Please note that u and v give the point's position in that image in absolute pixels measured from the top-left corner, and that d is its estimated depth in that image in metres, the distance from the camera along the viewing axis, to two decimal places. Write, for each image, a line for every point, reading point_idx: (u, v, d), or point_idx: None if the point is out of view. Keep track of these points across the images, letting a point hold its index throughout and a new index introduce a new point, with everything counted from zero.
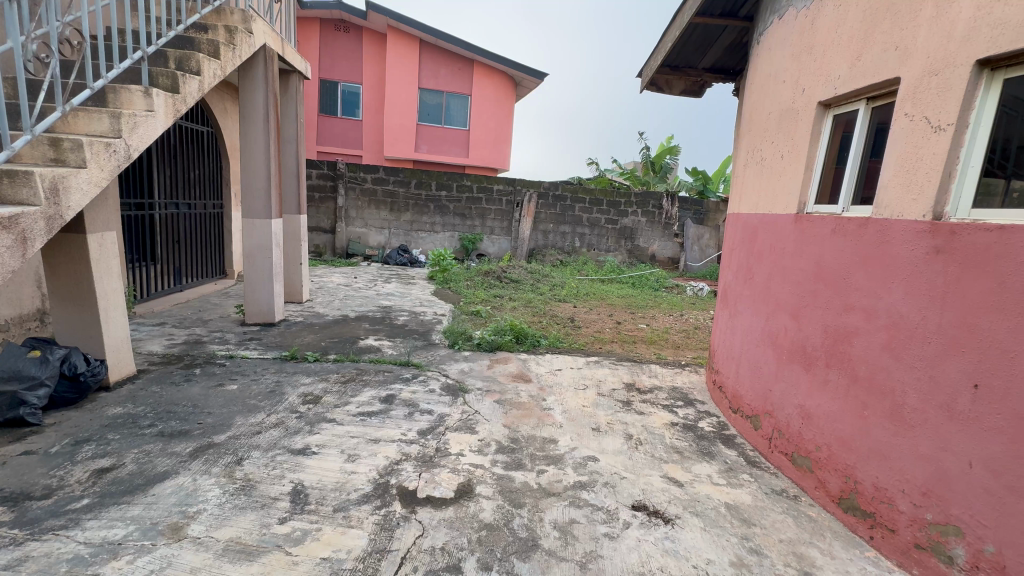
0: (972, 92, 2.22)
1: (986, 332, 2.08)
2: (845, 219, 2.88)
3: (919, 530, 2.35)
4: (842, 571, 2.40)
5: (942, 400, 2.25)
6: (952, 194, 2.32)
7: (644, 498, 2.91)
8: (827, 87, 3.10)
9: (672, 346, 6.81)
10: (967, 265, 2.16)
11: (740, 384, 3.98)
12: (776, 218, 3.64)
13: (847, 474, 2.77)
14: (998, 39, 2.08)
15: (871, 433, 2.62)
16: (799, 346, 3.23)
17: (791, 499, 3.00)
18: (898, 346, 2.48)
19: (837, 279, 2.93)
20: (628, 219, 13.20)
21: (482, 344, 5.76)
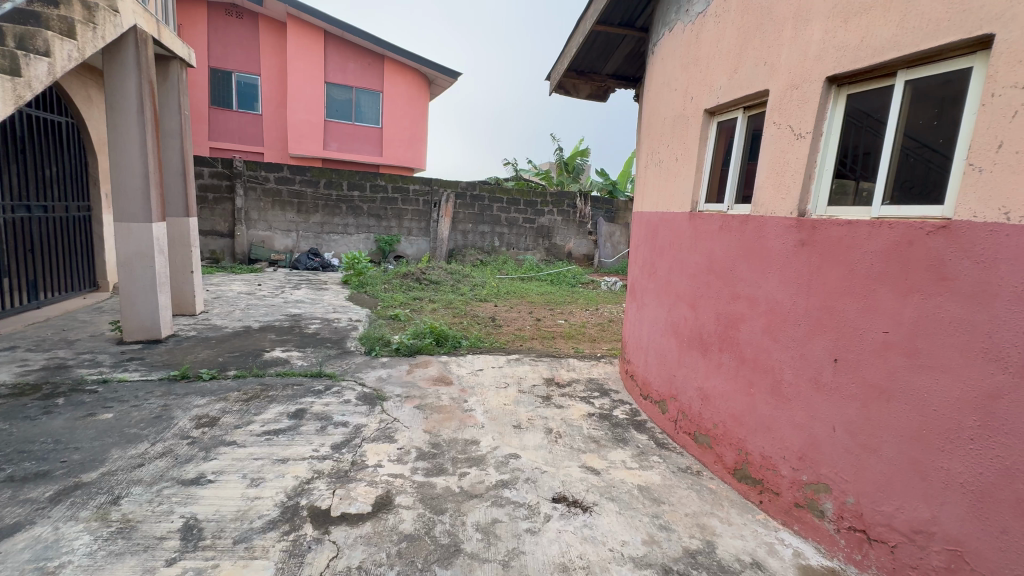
0: (825, 105, 2.55)
1: (842, 313, 2.41)
2: (730, 216, 3.18)
3: (797, 490, 2.67)
4: (738, 535, 2.65)
5: (810, 374, 2.57)
6: (812, 193, 2.65)
7: (563, 489, 3.00)
8: (712, 96, 3.41)
9: (588, 339, 7.11)
10: (825, 256, 2.49)
11: (649, 372, 4.24)
12: (673, 216, 3.93)
13: (739, 447, 3.06)
14: (842, 59, 2.42)
15: (757, 407, 2.92)
16: (696, 333, 3.51)
17: (694, 475, 3.25)
18: (775, 328, 2.79)
19: (724, 271, 3.22)
20: (544, 218, 13.56)
21: (401, 349, 5.59)
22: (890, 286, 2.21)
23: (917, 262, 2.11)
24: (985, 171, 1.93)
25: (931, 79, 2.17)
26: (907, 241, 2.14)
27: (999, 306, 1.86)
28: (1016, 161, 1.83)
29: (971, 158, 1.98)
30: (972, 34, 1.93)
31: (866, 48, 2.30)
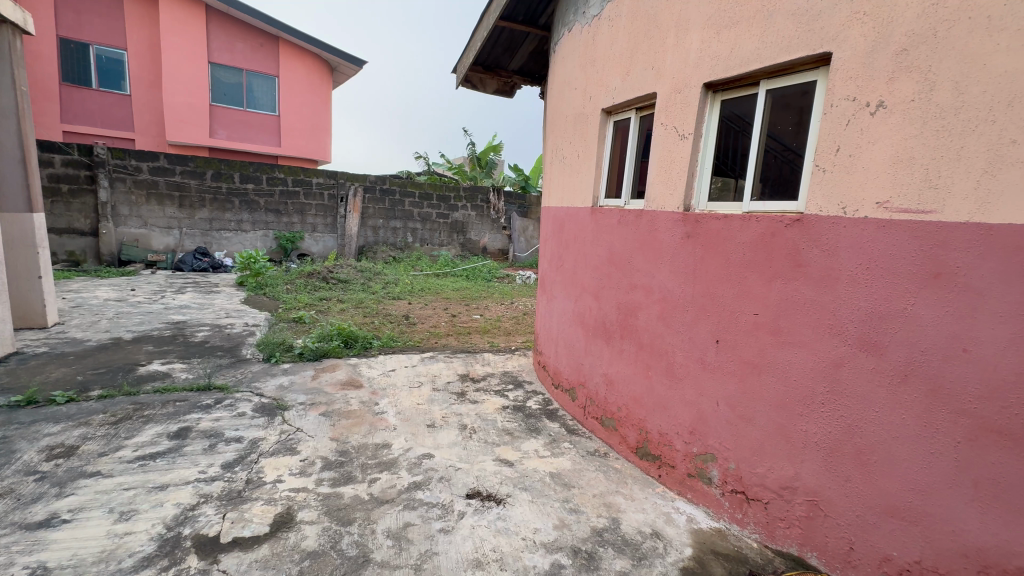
0: (703, 108, 2.79)
1: (721, 298, 2.67)
2: (626, 210, 3.37)
3: (689, 462, 2.92)
4: (640, 509, 2.84)
5: (698, 355, 2.82)
6: (695, 190, 2.89)
7: (477, 484, 3.00)
8: (607, 96, 3.58)
9: (503, 333, 7.19)
10: (707, 247, 2.73)
11: (559, 361, 4.39)
12: (577, 210, 4.08)
13: (640, 426, 3.27)
14: (716, 67, 2.66)
15: (654, 388, 3.14)
16: (600, 322, 3.69)
17: (601, 457, 3.42)
18: (667, 315, 3.02)
19: (623, 263, 3.41)
20: (458, 213, 13.45)
21: (305, 353, 5.22)
22: (758, 273, 2.49)
23: (779, 251, 2.40)
24: (827, 171, 2.24)
25: (786, 89, 2.47)
26: (771, 232, 2.42)
27: (841, 287, 2.19)
28: (850, 163, 2.15)
29: (817, 160, 2.28)
30: (816, 50, 2.23)
31: (735, 58, 2.56)
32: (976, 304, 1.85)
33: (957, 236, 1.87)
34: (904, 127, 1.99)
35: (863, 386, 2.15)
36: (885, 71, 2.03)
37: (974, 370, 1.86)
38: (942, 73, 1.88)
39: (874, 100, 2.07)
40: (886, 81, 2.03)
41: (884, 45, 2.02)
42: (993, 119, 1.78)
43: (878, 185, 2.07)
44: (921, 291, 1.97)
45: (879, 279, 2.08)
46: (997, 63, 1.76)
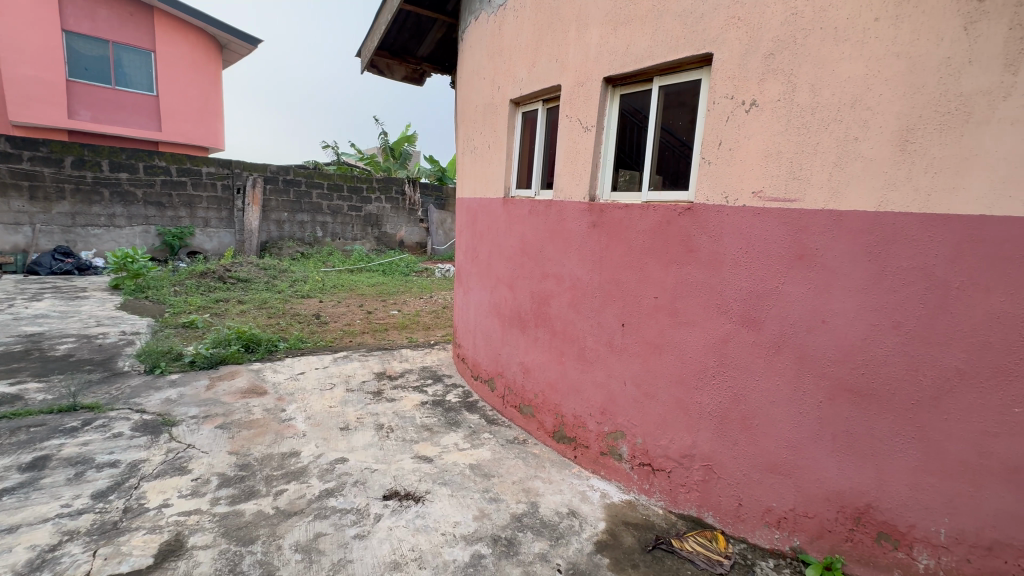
0: (605, 102, 2.91)
1: (625, 284, 2.82)
2: (536, 201, 3.43)
3: (601, 440, 3.07)
4: (557, 491, 2.93)
5: (606, 339, 2.96)
6: (599, 180, 3.00)
7: (395, 484, 2.91)
8: (514, 86, 3.60)
9: (422, 328, 7.05)
10: (611, 235, 2.87)
11: (477, 353, 4.39)
12: (489, 201, 4.08)
13: (556, 411, 3.37)
14: (614, 63, 2.78)
15: (568, 373, 3.26)
16: (515, 312, 3.74)
17: (520, 444, 3.48)
18: (578, 302, 3.12)
19: (535, 252, 3.48)
20: (372, 206, 12.89)
21: (197, 361, 4.70)
22: (656, 259, 2.65)
23: (673, 238, 2.57)
24: (712, 163, 2.43)
25: (676, 86, 2.65)
26: (666, 221, 2.59)
27: (726, 270, 2.41)
28: (731, 156, 2.36)
29: (703, 153, 2.47)
30: (701, 51, 2.41)
31: (631, 54, 2.69)
32: (831, 281, 2.15)
33: (816, 222, 2.16)
34: (773, 123, 2.22)
35: (746, 358, 2.39)
36: (757, 72, 2.25)
37: (831, 338, 2.18)
38: (801, 76, 2.14)
39: (748, 98, 2.29)
40: (758, 81, 2.25)
41: (756, 48, 2.24)
42: (840, 119, 2.07)
43: (754, 176, 2.30)
44: (790, 271, 2.24)
45: (756, 261, 2.32)
46: (842, 70, 2.05)
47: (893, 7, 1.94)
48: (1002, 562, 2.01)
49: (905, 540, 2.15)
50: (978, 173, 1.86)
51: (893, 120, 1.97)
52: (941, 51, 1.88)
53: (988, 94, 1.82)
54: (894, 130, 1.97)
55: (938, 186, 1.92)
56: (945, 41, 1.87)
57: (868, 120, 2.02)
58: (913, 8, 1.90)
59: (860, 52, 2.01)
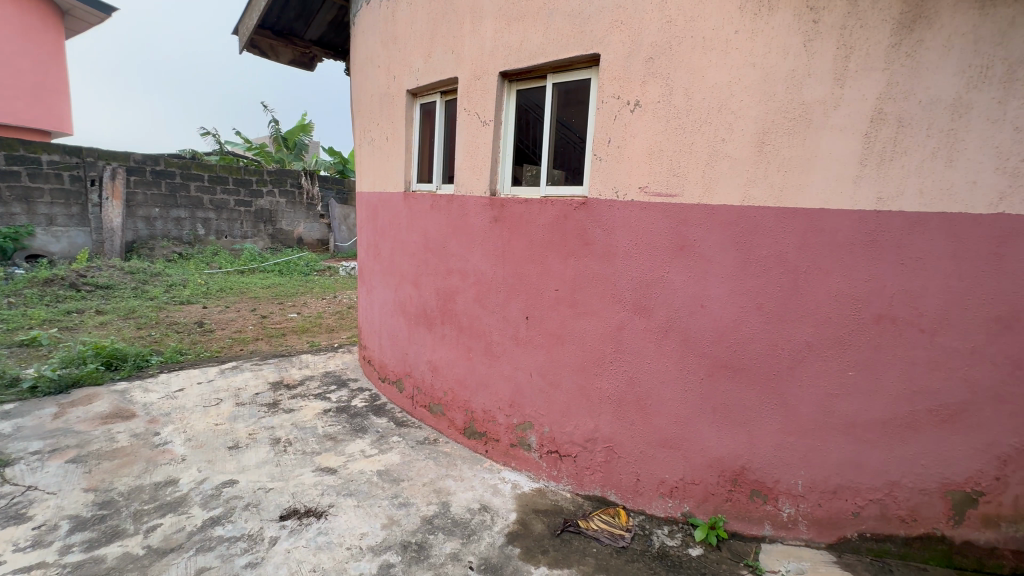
0: (501, 96, 2.92)
1: (528, 278, 2.87)
2: (437, 196, 3.35)
3: (511, 432, 3.10)
4: (468, 487, 2.92)
5: (512, 333, 3.00)
6: (499, 175, 3.01)
7: (293, 502, 2.69)
8: (411, 77, 3.48)
9: (325, 331, 6.62)
10: (512, 230, 2.89)
11: (384, 353, 4.22)
12: (389, 196, 3.91)
13: (465, 407, 3.35)
14: (509, 57, 2.80)
15: (476, 368, 3.25)
16: (421, 309, 3.64)
17: (431, 444, 3.41)
18: (483, 297, 3.12)
19: (438, 248, 3.41)
20: (263, 200, 11.80)
21: (41, 386, 3.96)
22: (556, 252, 2.73)
23: (570, 231, 2.66)
24: (603, 160, 2.55)
25: (568, 84, 2.74)
26: (563, 215, 2.67)
27: (618, 261, 2.54)
28: (619, 152, 2.49)
29: (595, 149, 2.57)
30: (589, 50, 2.51)
31: (525, 51, 2.72)
32: (707, 269, 2.37)
33: (693, 216, 2.36)
34: (655, 123, 2.39)
35: (638, 343, 2.56)
36: (639, 74, 2.39)
37: (708, 321, 2.41)
38: (676, 80, 2.32)
39: (633, 99, 2.43)
40: (640, 83, 2.40)
41: (637, 52, 2.38)
42: (710, 122, 2.29)
43: (640, 172, 2.44)
44: (673, 260, 2.43)
45: (644, 252, 2.48)
46: (711, 76, 2.26)
47: (749, 22, 2.17)
48: (844, 502, 2.39)
49: (772, 494, 2.46)
50: (816, 172, 2.17)
51: (752, 124, 2.23)
52: (787, 63, 2.15)
53: (822, 104, 2.14)
54: (752, 133, 2.23)
55: (788, 183, 2.21)
56: (789, 55, 2.14)
57: (732, 123, 2.25)
58: (764, 24, 2.15)
59: (724, 61, 2.23)
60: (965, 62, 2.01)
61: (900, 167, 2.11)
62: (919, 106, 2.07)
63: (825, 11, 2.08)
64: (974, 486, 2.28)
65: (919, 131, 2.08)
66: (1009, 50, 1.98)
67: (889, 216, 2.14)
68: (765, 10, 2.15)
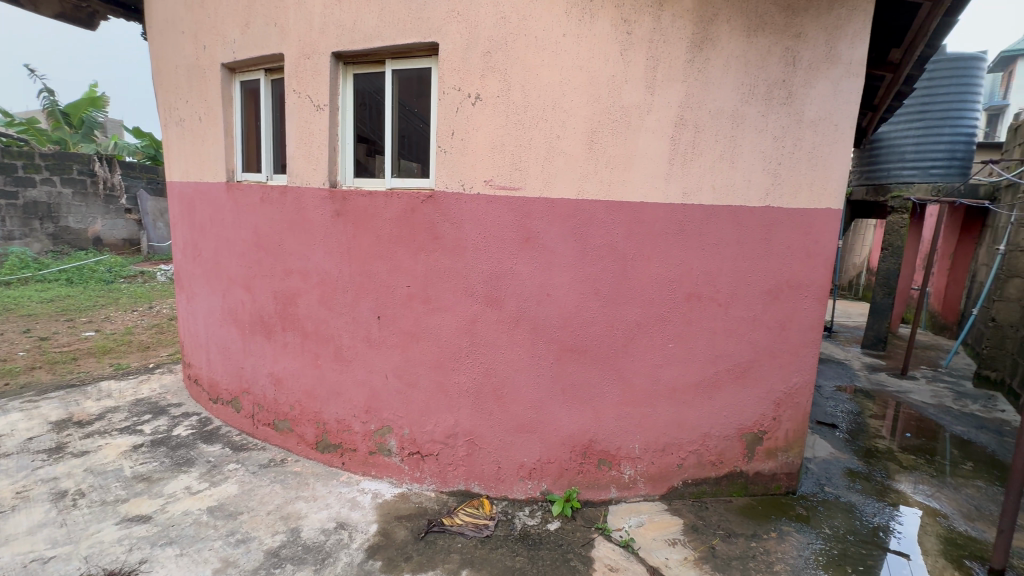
0: (336, 79, 2.69)
1: (376, 275, 2.71)
2: (267, 187, 2.97)
3: (369, 440, 2.92)
4: (323, 507, 2.67)
5: (363, 334, 2.81)
6: (339, 165, 2.78)
7: (87, 569, 2.16)
8: (226, 49, 3.01)
9: (137, 350, 5.47)
10: (357, 224, 2.70)
11: (214, 370, 3.63)
12: (208, 187, 3.35)
13: (316, 420, 3.06)
14: (341, 37, 2.59)
15: (326, 376, 2.98)
16: (257, 316, 3.21)
17: (277, 466, 3.04)
18: (329, 299, 2.87)
19: (272, 246, 3.02)
20: (35, 190, 9.27)
21: None
22: (405, 247, 2.62)
23: (418, 225, 2.58)
24: (448, 152, 2.50)
25: (408, 71, 2.64)
26: (410, 209, 2.57)
27: (468, 255, 2.54)
28: (463, 145, 2.48)
29: (439, 141, 2.52)
30: (427, 38, 2.44)
31: (359, 32, 2.54)
32: (550, 259, 2.50)
33: (535, 208, 2.47)
34: (496, 117, 2.43)
35: (492, 334, 2.60)
36: (478, 68, 2.40)
37: (554, 308, 2.56)
38: (513, 77, 2.38)
39: (473, 92, 2.43)
40: (480, 77, 2.41)
41: (475, 45, 2.38)
42: (546, 119, 2.41)
43: (484, 166, 2.47)
44: (519, 252, 2.51)
45: (492, 244, 2.51)
46: (544, 75, 2.38)
47: (575, 27, 2.33)
48: (671, 456, 2.76)
49: (615, 460, 2.73)
50: (635, 169, 2.44)
51: (581, 123, 2.41)
52: (608, 70, 2.36)
53: (637, 108, 2.40)
54: (582, 132, 2.41)
55: (615, 179, 2.44)
56: (609, 61, 2.36)
57: (565, 121, 2.41)
58: (587, 31, 2.33)
59: (555, 61, 2.36)
60: (740, 80, 2.43)
61: (699, 166, 2.47)
62: (710, 115, 2.44)
63: (636, 24, 2.33)
64: (759, 427, 2.82)
65: (710, 136, 2.46)
66: (768, 73, 2.44)
67: (693, 208, 2.50)
68: (588, 17, 2.32)
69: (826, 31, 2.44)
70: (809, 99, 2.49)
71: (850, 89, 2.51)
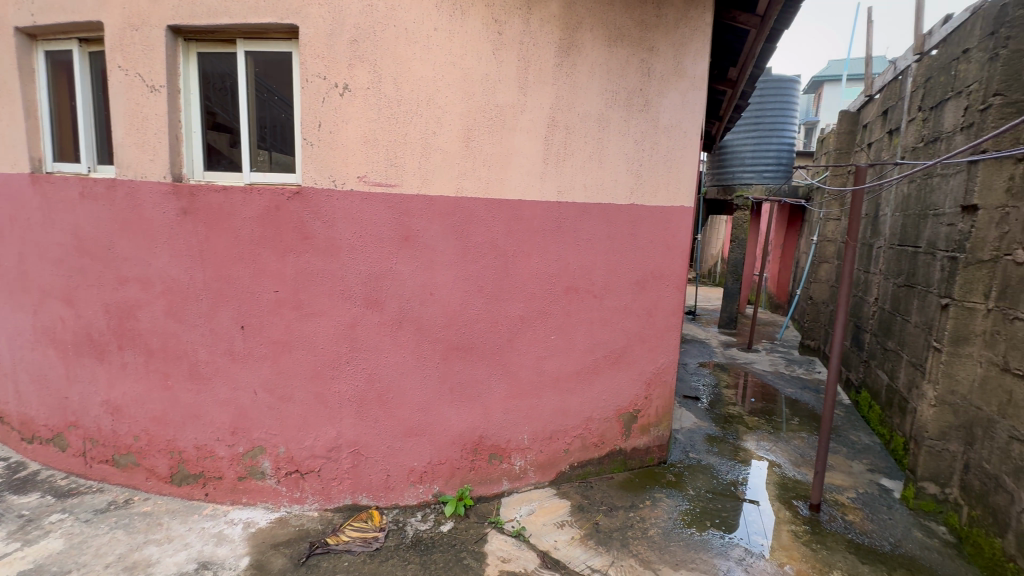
0: (174, 58, 2.35)
1: (237, 280, 2.43)
2: (89, 180, 2.49)
3: (238, 465, 2.61)
4: (181, 547, 2.33)
5: (224, 347, 2.50)
6: (184, 156, 2.44)
7: None
8: (22, 11, 2.47)
9: None
10: (210, 224, 2.39)
11: (26, 403, 2.97)
12: (5, 179, 2.72)
13: (170, 449, 2.66)
14: (179, 9, 2.26)
15: (179, 398, 2.60)
16: (83, 334, 2.68)
17: (120, 509, 2.59)
18: (178, 309, 2.50)
19: (99, 251, 2.55)
20: None
21: None
22: (269, 248, 2.38)
23: (284, 224, 2.35)
24: (315, 145, 2.32)
25: (265, 55, 2.39)
26: (273, 206, 2.34)
27: (343, 255, 2.39)
28: (332, 138, 2.32)
29: (304, 133, 2.32)
30: (284, 20, 2.23)
31: (200, 5, 2.25)
32: (431, 257, 2.46)
33: (414, 205, 2.40)
34: (367, 110, 2.31)
35: (374, 338, 2.48)
36: (344, 56, 2.26)
37: (437, 307, 2.52)
38: (384, 68, 2.29)
39: (340, 81, 2.28)
40: (347, 66, 2.27)
41: (340, 31, 2.23)
42: (420, 114, 2.35)
43: (357, 161, 2.34)
44: (398, 251, 2.42)
45: (368, 244, 2.39)
46: (416, 69, 2.31)
47: (446, 22, 2.30)
48: (558, 443, 2.89)
49: (506, 453, 2.78)
50: (512, 167, 2.50)
51: (457, 119, 2.39)
52: (481, 68, 2.38)
53: (511, 108, 2.46)
54: (459, 129, 2.40)
55: (492, 177, 2.47)
56: (483, 59, 2.38)
57: (440, 118, 2.38)
58: (459, 27, 2.32)
59: (427, 55, 2.31)
60: (604, 86, 2.60)
61: (571, 166, 2.61)
62: (578, 118, 2.58)
63: (506, 25, 2.38)
64: (634, 407, 3.08)
65: (580, 138, 2.61)
66: (628, 81, 2.66)
67: (567, 206, 2.63)
68: (458, 14, 2.31)
69: (675, 47, 2.72)
70: (663, 107, 2.76)
71: (696, 100, 2.82)
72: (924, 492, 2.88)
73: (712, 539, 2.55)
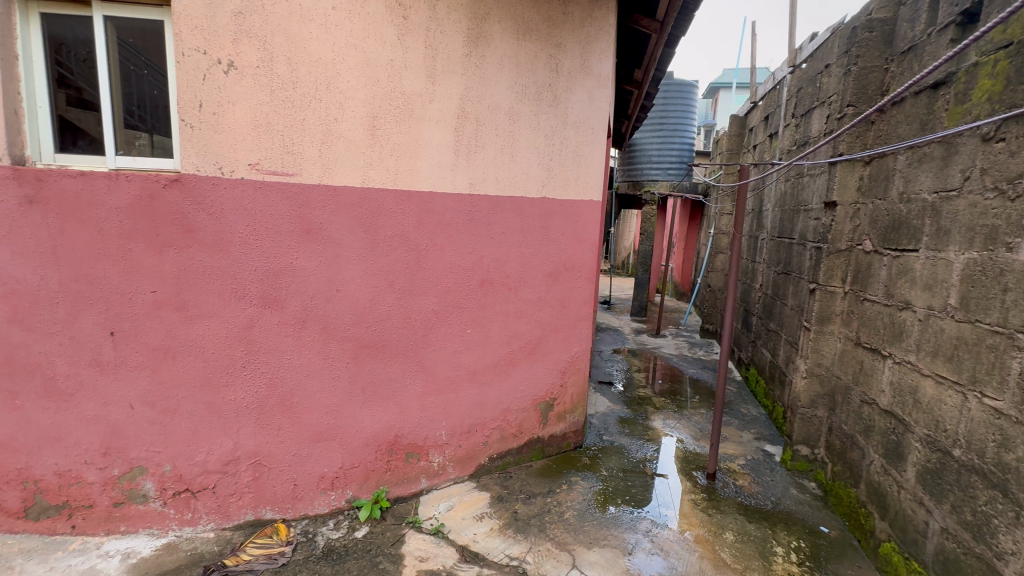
0: (9, 17, 1.97)
1: (102, 279, 2.10)
2: None
3: (113, 489, 2.28)
4: None
5: (89, 357, 2.16)
6: (29, 135, 2.06)
7: None
8: None
9: None
10: (63, 214, 2.04)
11: None
12: None
13: (20, 480, 2.23)
14: None
15: (29, 420, 2.19)
16: None
17: None
18: (26, 315, 2.10)
19: None
20: None
21: None
22: (143, 242, 2.10)
23: (161, 215, 2.09)
24: (196, 128, 2.07)
25: (130, 22, 2.10)
26: (147, 195, 2.06)
27: (234, 250, 2.18)
28: (216, 121, 2.08)
29: (181, 113, 2.06)
30: None
31: None
32: (336, 252, 2.32)
33: (315, 196, 2.25)
34: (257, 92, 2.11)
35: (273, 339, 2.29)
36: (228, 29, 2.03)
37: (345, 304, 2.39)
38: (276, 46, 2.10)
39: (224, 58, 2.05)
40: (232, 41, 2.05)
41: (221, 1, 2.01)
42: (320, 98, 2.20)
43: (247, 147, 2.13)
44: (299, 245, 2.26)
45: (265, 238, 2.20)
46: (313, 49, 2.15)
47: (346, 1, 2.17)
48: (476, 436, 2.89)
49: (424, 451, 2.73)
50: (422, 158, 2.43)
51: (361, 106, 2.28)
52: (385, 53, 2.28)
53: (419, 97, 2.38)
54: (363, 117, 2.28)
55: (401, 168, 2.39)
56: (387, 43, 2.27)
57: (342, 103, 2.24)
58: (359, 8, 2.20)
59: (326, 36, 2.16)
60: (513, 79, 2.61)
61: (483, 159, 2.59)
62: (488, 110, 2.57)
63: (412, 10, 2.29)
64: (550, 395, 3.17)
65: (491, 130, 2.60)
66: (537, 76, 2.69)
67: (479, 199, 2.61)
68: None
69: (581, 45, 2.79)
70: (571, 103, 2.84)
71: (601, 98, 2.94)
72: (798, 454, 3.29)
73: (622, 514, 2.71)
